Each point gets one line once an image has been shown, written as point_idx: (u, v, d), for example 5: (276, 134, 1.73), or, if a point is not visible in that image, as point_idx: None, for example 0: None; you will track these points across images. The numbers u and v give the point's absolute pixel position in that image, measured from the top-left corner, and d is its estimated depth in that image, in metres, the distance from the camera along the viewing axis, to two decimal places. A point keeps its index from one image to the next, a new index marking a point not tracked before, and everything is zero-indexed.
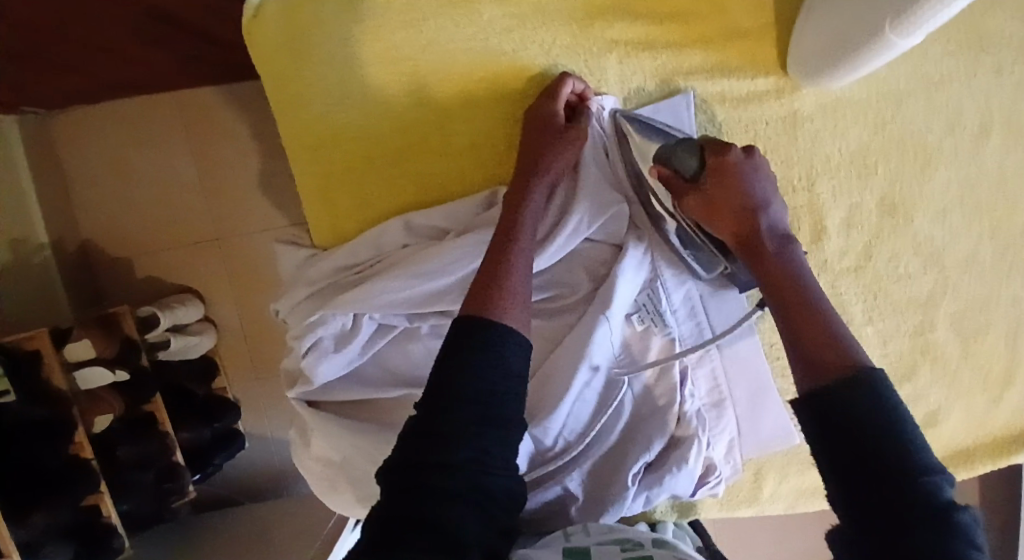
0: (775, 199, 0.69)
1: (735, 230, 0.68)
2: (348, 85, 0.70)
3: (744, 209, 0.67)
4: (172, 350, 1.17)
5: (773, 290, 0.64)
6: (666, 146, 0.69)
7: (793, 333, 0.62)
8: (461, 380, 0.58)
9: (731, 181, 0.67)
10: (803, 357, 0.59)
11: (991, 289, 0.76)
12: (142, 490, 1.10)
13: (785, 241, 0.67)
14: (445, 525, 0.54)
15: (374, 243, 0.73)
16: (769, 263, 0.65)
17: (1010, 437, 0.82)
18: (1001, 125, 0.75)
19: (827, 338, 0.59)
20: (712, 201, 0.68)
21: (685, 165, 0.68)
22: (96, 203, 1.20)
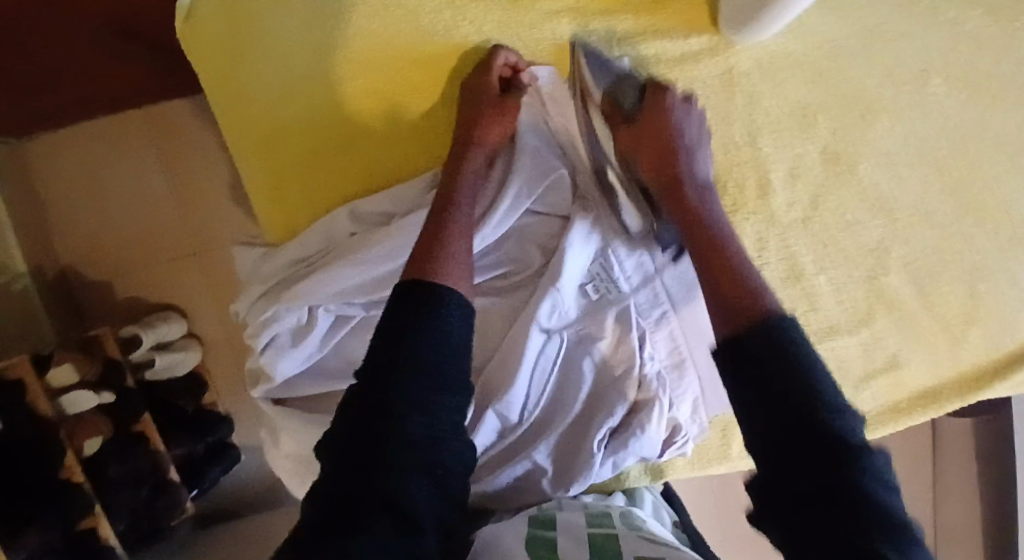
0: (704, 145, 0.72)
1: (658, 169, 0.71)
2: (283, 76, 0.70)
3: (670, 147, 0.70)
4: (157, 367, 1.16)
5: (688, 231, 0.68)
6: (611, 82, 0.72)
7: (707, 270, 0.66)
8: (399, 357, 0.58)
9: (660, 120, 0.70)
10: (721, 300, 0.62)
11: (946, 232, 0.75)
12: (138, 507, 1.09)
13: (705, 190, 0.71)
14: (394, 496, 0.55)
15: (323, 235, 0.74)
16: (690, 213, 0.69)
17: (978, 381, 0.81)
18: (946, 67, 0.73)
19: (739, 284, 0.63)
20: (644, 134, 0.71)
21: (625, 97, 0.73)
22: (72, 226, 1.18)
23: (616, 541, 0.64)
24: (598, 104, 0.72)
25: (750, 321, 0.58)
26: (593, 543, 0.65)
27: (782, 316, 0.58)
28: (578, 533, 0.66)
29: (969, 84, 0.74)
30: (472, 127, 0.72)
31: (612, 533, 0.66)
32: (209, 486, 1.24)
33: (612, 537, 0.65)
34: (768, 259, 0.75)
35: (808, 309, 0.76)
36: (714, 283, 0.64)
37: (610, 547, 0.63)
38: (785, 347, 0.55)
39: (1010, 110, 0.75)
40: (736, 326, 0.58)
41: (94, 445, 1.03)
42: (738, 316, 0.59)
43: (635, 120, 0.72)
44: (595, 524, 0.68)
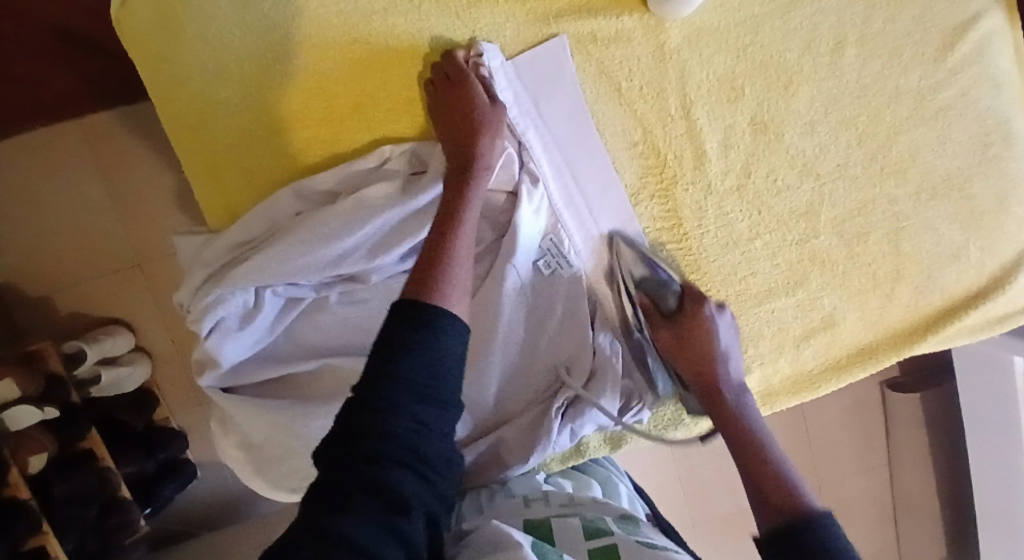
0: (736, 350, 0.79)
1: (697, 368, 0.78)
2: (221, 60, 0.70)
3: (711, 358, 0.77)
4: (103, 384, 1.11)
5: (734, 444, 0.76)
6: (646, 266, 0.78)
7: (745, 468, 0.74)
8: (395, 357, 0.57)
9: (702, 336, 0.77)
10: (760, 495, 0.70)
11: (869, 192, 0.80)
12: (87, 525, 1.05)
13: (740, 390, 0.79)
14: (381, 486, 0.54)
15: (266, 217, 0.74)
16: (730, 420, 0.77)
17: (911, 335, 0.85)
18: (861, 37, 0.77)
19: (777, 478, 0.71)
20: (685, 344, 0.78)
21: (665, 301, 0.79)
22: (5, 240, 1.12)
23: (616, 553, 0.63)
24: (638, 298, 0.79)
25: (798, 516, 0.66)
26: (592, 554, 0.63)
27: (822, 513, 0.65)
28: (572, 523, 0.68)
29: (882, 50, 0.78)
30: (463, 142, 0.72)
31: (613, 544, 0.64)
32: (162, 504, 1.20)
33: (613, 549, 0.64)
34: (709, 227, 0.79)
35: (747, 273, 0.81)
36: (748, 465, 0.74)
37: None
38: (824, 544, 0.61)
39: (922, 75, 0.79)
40: (781, 514, 0.67)
41: (38, 463, 1.00)
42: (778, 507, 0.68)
43: (673, 321, 0.79)
44: (589, 525, 0.68)
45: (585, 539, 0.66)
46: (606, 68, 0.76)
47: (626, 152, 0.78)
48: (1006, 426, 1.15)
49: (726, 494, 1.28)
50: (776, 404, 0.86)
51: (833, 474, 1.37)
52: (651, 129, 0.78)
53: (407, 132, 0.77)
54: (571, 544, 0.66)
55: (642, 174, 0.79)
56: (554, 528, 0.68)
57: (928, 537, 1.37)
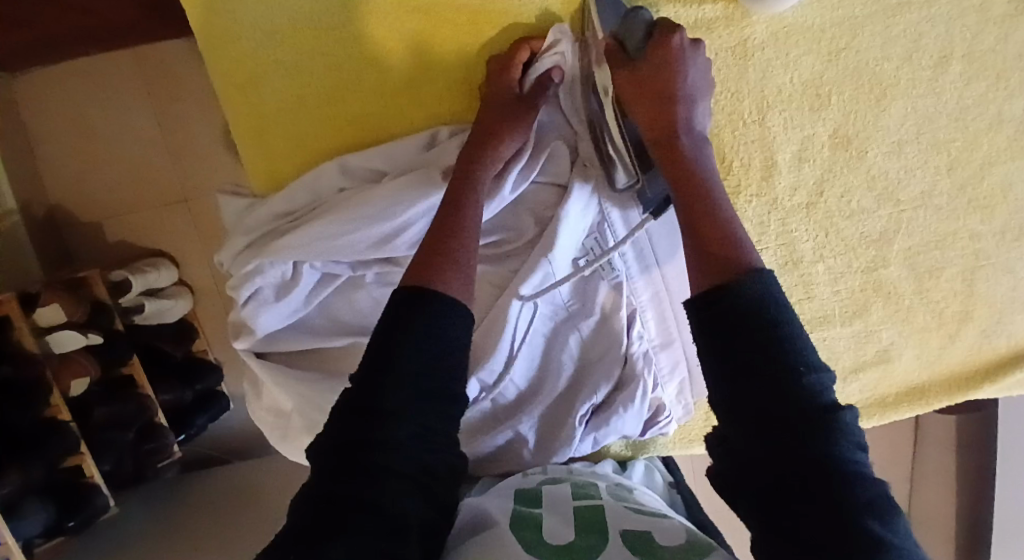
0: (705, 96, 0.67)
1: (654, 118, 0.65)
2: (276, 18, 0.68)
3: (670, 92, 0.64)
4: (146, 313, 1.12)
5: (676, 181, 0.63)
6: (619, 20, 0.67)
7: (684, 205, 0.61)
8: (394, 351, 0.56)
9: (664, 64, 0.64)
10: (699, 264, 0.57)
11: (950, 226, 0.76)
12: (124, 448, 1.07)
13: (700, 141, 0.65)
14: (384, 502, 0.52)
15: (310, 188, 0.73)
16: (678, 160, 0.63)
17: (968, 381, 0.83)
18: (967, 52, 0.71)
19: (722, 240, 0.57)
20: (644, 79, 0.65)
21: (632, 34, 0.66)
22: (61, 163, 1.11)
23: (603, 515, 0.60)
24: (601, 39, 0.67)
25: (733, 280, 0.53)
26: (578, 513, 0.61)
27: (761, 268, 0.54)
28: (563, 492, 0.66)
29: (988, 71, 0.72)
30: (494, 123, 0.69)
31: (600, 506, 0.62)
32: (194, 433, 1.22)
33: (599, 510, 0.61)
34: (768, 244, 0.76)
35: (802, 297, 0.77)
36: (687, 195, 0.61)
37: (599, 522, 0.59)
38: (758, 312, 0.51)
39: None
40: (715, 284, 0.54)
41: (79, 387, 1.01)
42: (717, 262, 0.56)
43: (634, 61, 0.65)
44: (580, 498, 0.64)
45: (571, 502, 0.64)
46: None
47: None
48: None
49: None
50: None
51: None
52: (719, 133, 0.73)
53: (458, 114, 0.74)
54: (557, 508, 0.62)
55: None
56: (543, 496, 0.65)
57: None
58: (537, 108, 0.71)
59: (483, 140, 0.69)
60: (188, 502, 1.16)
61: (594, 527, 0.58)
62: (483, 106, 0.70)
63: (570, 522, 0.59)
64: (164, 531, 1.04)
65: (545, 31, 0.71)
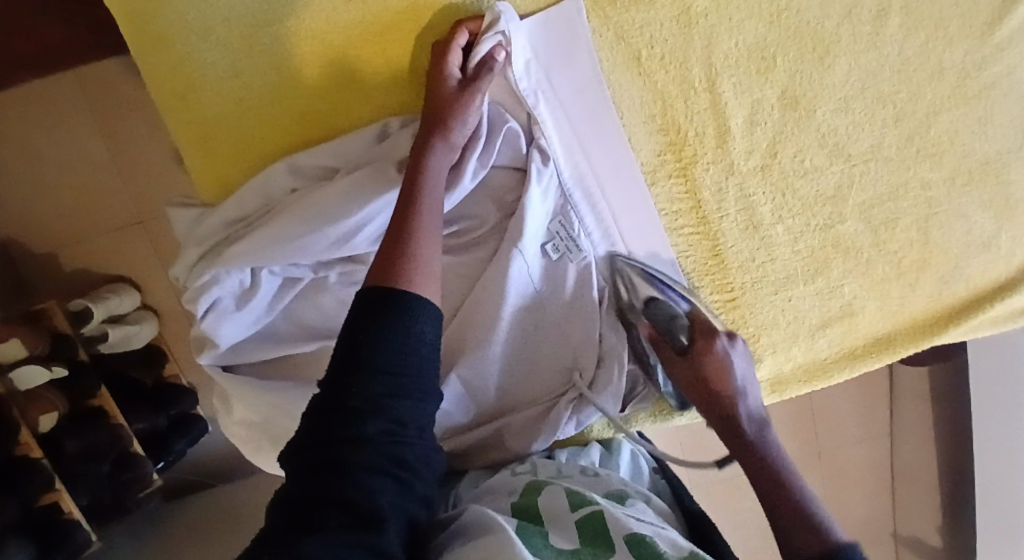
0: (753, 383, 0.71)
1: (711, 407, 0.70)
2: (212, 21, 0.66)
3: (723, 388, 0.69)
4: (111, 342, 1.08)
5: (743, 450, 0.67)
6: (663, 315, 0.73)
7: (749, 468, 0.66)
8: (362, 349, 0.54)
9: (714, 368, 0.70)
10: (782, 521, 0.60)
11: (901, 176, 0.77)
12: (101, 482, 1.04)
13: (761, 423, 0.69)
14: (356, 498, 0.51)
15: (262, 192, 0.71)
16: (741, 438, 0.67)
17: (932, 329, 0.84)
18: (904, 3, 0.72)
19: (800, 505, 0.60)
20: (695, 376, 0.71)
21: (676, 337, 0.72)
22: (8, 193, 1.07)
23: (602, 515, 0.60)
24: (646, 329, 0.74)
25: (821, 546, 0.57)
26: (581, 526, 0.59)
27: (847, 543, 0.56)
28: (559, 496, 0.64)
29: (926, 21, 0.73)
30: (442, 112, 0.67)
31: (599, 511, 0.60)
32: (174, 459, 1.19)
33: (600, 517, 0.59)
34: (728, 211, 0.77)
35: (765, 259, 0.78)
36: (762, 474, 0.64)
37: (601, 526, 0.58)
38: None
39: (966, 51, 0.74)
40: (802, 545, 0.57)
41: (49, 421, 0.98)
42: (802, 532, 0.58)
43: (684, 358, 0.72)
44: (578, 502, 0.63)
45: (570, 514, 0.62)
46: (624, 33, 0.71)
47: (643, 126, 0.74)
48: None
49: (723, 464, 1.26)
50: (786, 392, 0.85)
51: (834, 447, 1.31)
52: (672, 103, 0.73)
53: (407, 104, 0.73)
54: (559, 524, 0.61)
55: (660, 151, 0.75)
56: (540, 508, 0.64)
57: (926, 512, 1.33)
58: (481, 91, 0.68)
59: (433, 129, 0.67)
60: (169, 529, 1.13)
61: (600, 542, 0.57)
62: (428, 95, 0.68)
63: (575, 537, 0.59)
64: None
65: (482, 11, 0.69)
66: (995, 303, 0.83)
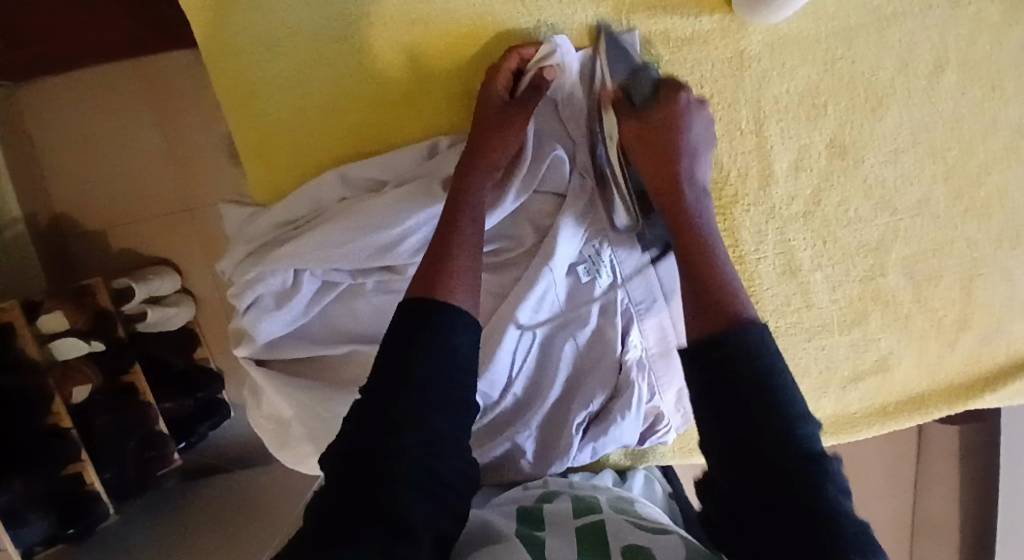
0: (706, 154, 0.71)
1: (657, 177, 0.69)
2: (279, 34, 0.69)
3: (672, 150, 0.69)
4: (149, 322, 1.12)
5: (677, 223, 0.67)
6: (628, 73, 0.71)
7: (682, 245, 0.66)
8: (406, 360, 0.56)
9: (669, 123, 0.69)
10: (695, 303, 0.61)
11: (948, 234, 0.76)
12: (125, 456, 1.07)
13: (701, 192, 0.69)
14: (393, 508, 0.52)
15: (311, 199, 0.73)
16: (680, 209, 0.68)
17: (968, 391, 0.83)
18: (960, 60, 0.72)
19: (720, 287, 0.61)
20: (647, 135, 0.70)
21: (638, 87, 0.71)
22: (67, 174, 1.12)
23: (606, 529, 0.60)
24: (608, 90, 0.71)
25: (725, 324, 0.58)
26: (580, 531, 0.60)
27: (755, 321, 0.57)
28: (563, 507, 0.65)
29: (982, 79, 0.73)
30: (488, 132, 0.70)
31: (602, 520, 0.62)
32: (195, 441, 1.22)
33: (602, 527, 0.61)
34: (767, 253, 0.76)
35: (801, 306, 0.78)
36: (689, 251, 0.65)
37: (602, 539, 0.59)
38: (753, 369, 0.55)
39: (1021, 112, 0.74)
40: (711, 321, 0.59)
41: (82, 392, 1.03)
42: (713, 311, 0.59)
43: (641, 111, 0.71)
44: (581, 513, 0.64)
45: (573, 519, 0.63)
46: (676, 71, 0.72)
47: None
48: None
49: None
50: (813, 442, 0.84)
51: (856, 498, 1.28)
52: (716, 142, 0.73)
53: (457, 125, 0.75)
54: (559, 526, 0.62)
55: None
56: (544, 512, 0.65)
57: None
58: (528, 113, 0.71)
59: (479, 148, 0.69)
60: (190, 510, 1.16)
61: (598, 547, 0.58)
62: (477, 116, 0.70)
63: (572, 540, 0.59)
64: (163, 539, 1.05)
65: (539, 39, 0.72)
66: None
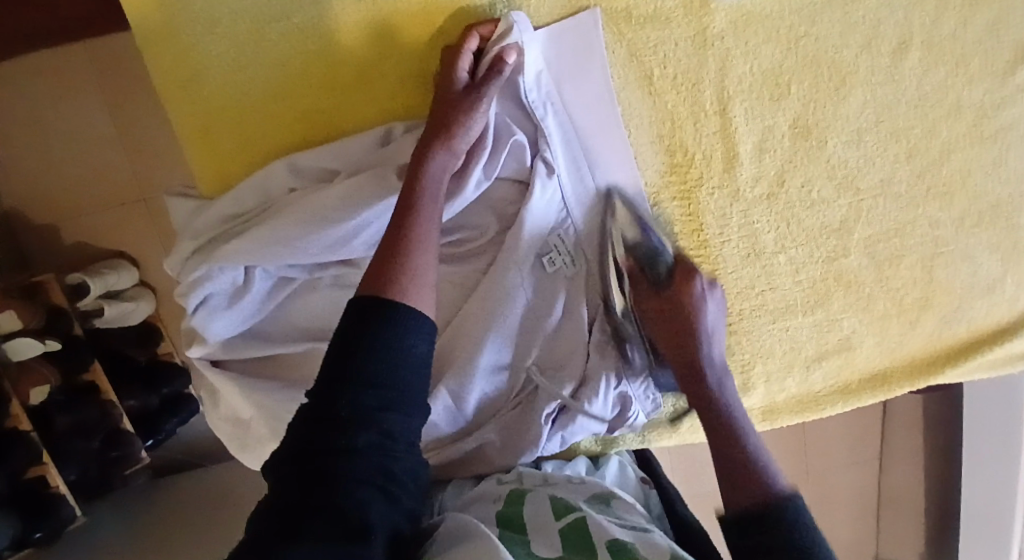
0: (720, 331, 0.73)
1: (677, 356, 0.72)
2: (221, 15, 0.65)
3: (688, 331, 0.71)
4: (107, 317, 1.07)
5: (704, 414, 0.70)
6: (636, 237, 0.74)
7: (710, 432, 0.69)
8: (355, 357, 0.53)
9: (683, 310, 0.71)
10: (730, 489, 0.64)
11: (910, 213, 0.76)
12: (88, 457, 1.05)
13: (721, 372, 0.72)
14: (344, 509, 0.50)
15: (260, 189, 0.70)
16: (705, 405, 0.70)
17: (929, 368, 0.84)
18: (925, 38, 0.71)
19: (747, 460, 0.65)
20: (665, 317, 0.72)
21: (654, 271, 0.73)
22: (10, 163, 1.06)
23: (588, 527, 0.59)
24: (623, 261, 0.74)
25: (762, 498, 0.62)
26: (564, 532, 0.59)
27: (791, 496, 0.62)
28: (542, 509, 0.64)
29: (947, 57, 0.71)
30: (444, 117, 0.66)
31: (582, 517, 0.61)
32: (164, 438, 1.18)
33: (583, 525, 0.60)
34: (731, 236, 0.76)
35: (765, 288, 0.77)
36: (718, 440, 0.68)
37: (586, 538, 0.58)
38: (787, 526, 0.60)
39: (984, 90, 0.73)
40: (744, 503, 0.63)
41: (39, 395, 0.99)
42: (740, 487, 0.64)
43: (659, 291, 0.73)
44: (563, 514, 0.62)
45: (554, 521, 0.61)
46: (638, 51, 0.69)
47: (654, 151, 0.73)
48: (1001, 445, 1.09)
49: (711, 481, 1.25)
50: (777, 420, 0.85)
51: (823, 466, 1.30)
52: (681, 124, 0.72)
53: (414, 108, 0.72)
54: (541, 530, 0.61)
55: (664, 172, 0.74)
56: (525, 518, 0.63)
57: (907, 539, 1.33)
58: (488, 94, 0.67)
59: (434, 135, 0.66)
60: (157, 503, 1.14)
61: (581, 549, 0.57)
62: (435, 101, 0.67)
63: (558, 545, 0.58)
64: (131, 536, 1.02)
65: (496, 17, 0.68)
66: (995, 344, 0.82)
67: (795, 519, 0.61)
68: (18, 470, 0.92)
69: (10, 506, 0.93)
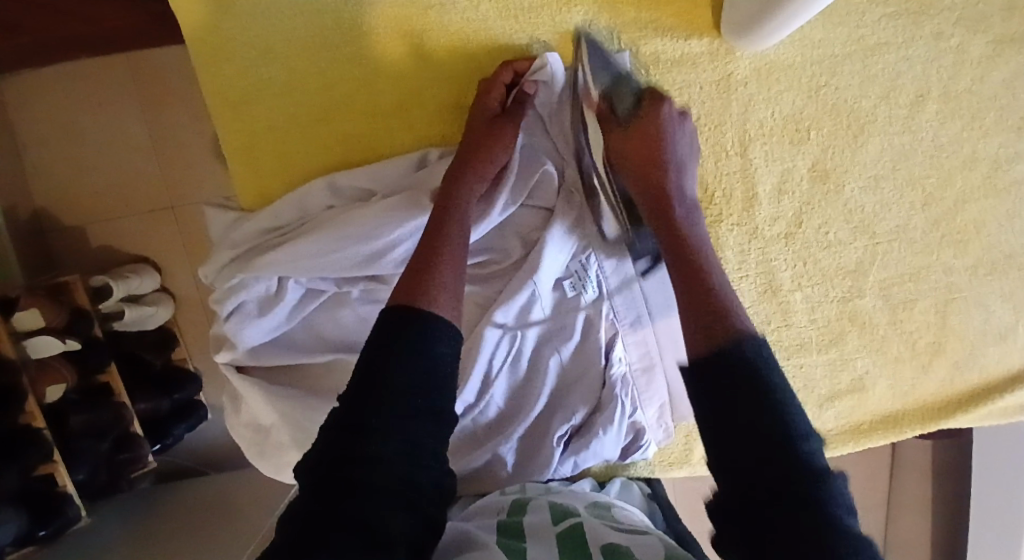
0: (692, 164, 0.71)
1: (648, 188, 0.69)
2: (274, 38, 0.69)
3: (659, 160, 0.69)
4: (126, 321, 1.10)
5: (673, 246, 0.66)
6: (611, 80, 0.71)
7: (675, 253, 0.65)
8: (387, 368, 0.56)
9: (649, 135, 0.69)
10: (691, 319, 0.61)
11: (923, 259, 0.78)
12: (99, 458, 1.06)
13: (692, 200, 0.69)
14: (367, 516, 0.52)
15: (298, 205, 0.73)
16: (677, 226, 0.67)
17: (941, 412, 0.84)
18: (941, 93, 0.74)
19: (714, 295, 0.62)
20: (634, 142, 0.69)
21: (622, 100, 0.71)
22: (50, 165, 1.10)
23: (585, 534, 0.60)
24: (593, 102, 0.70)
25: (719, 339, 0.58)
26: (561, 537, 0.60)
27: (752, 334, 0.58)
28: (540, 516, 0.64)
29: (963, 112, 0.74)
30: (476, 141, 0.70)
31: (580, 524, 0.62)
32: (172, 442, 1.19)
33: (580, 531, 0.61)
34: (748, 272, 0.77)
35: (780, 325, 0.79)
36: (682, 254, 0.65)
37: (581, 542, 0.59)
38: (745, 362, 0.56)
39: (1000, 144, 0.75)
40: (705, 340, 0.59)
41: (55, 393, 1.00)
42: (706, 324, 0.60)
43: (626, 126, 0.70)
44: (560, 520, 0.63)
45: (551, 527, 0.62)
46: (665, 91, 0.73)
47: None
48: (1010, 494, 1.09)
49: None
50: None
51: None
52: (703, 163, 0.75)
53: (449, 136, 0.75)
54: (538, 534, 0.61)
55: None
56: (524, 523, 0.63)
57: None
58: (516, 123, 0.71)
59: (466, 157, 0.69)
60: (167, 509, 1.15)
61: (576, 552, 0.57)
62: (466, 126, 0.71)
63: (553, 548, 0.58)
64: (139, 540, 1.03)
65: (531, 55, 0.72)
66: (1007, 392, 0.83)
67: (754, 360, 0.56)
68: (28, 466, 0.93)
69: (20, 503, 0.93)
